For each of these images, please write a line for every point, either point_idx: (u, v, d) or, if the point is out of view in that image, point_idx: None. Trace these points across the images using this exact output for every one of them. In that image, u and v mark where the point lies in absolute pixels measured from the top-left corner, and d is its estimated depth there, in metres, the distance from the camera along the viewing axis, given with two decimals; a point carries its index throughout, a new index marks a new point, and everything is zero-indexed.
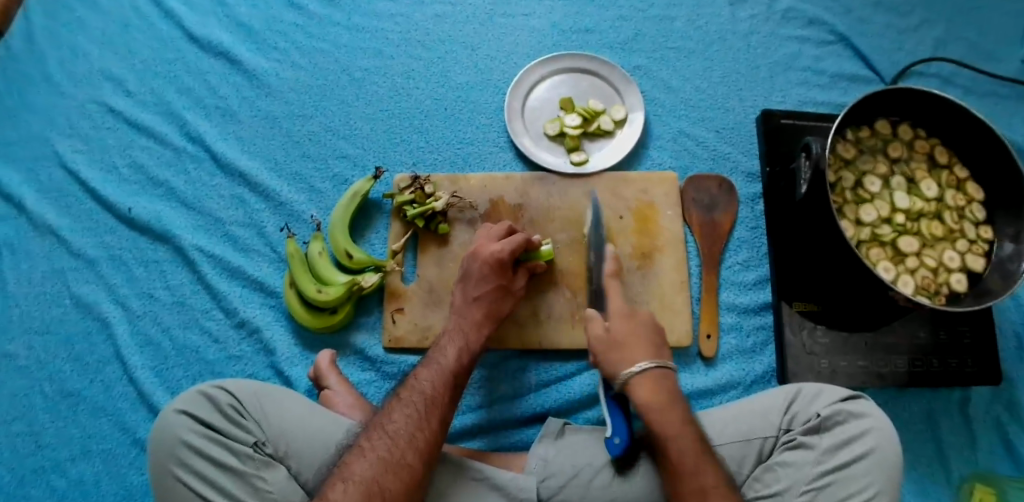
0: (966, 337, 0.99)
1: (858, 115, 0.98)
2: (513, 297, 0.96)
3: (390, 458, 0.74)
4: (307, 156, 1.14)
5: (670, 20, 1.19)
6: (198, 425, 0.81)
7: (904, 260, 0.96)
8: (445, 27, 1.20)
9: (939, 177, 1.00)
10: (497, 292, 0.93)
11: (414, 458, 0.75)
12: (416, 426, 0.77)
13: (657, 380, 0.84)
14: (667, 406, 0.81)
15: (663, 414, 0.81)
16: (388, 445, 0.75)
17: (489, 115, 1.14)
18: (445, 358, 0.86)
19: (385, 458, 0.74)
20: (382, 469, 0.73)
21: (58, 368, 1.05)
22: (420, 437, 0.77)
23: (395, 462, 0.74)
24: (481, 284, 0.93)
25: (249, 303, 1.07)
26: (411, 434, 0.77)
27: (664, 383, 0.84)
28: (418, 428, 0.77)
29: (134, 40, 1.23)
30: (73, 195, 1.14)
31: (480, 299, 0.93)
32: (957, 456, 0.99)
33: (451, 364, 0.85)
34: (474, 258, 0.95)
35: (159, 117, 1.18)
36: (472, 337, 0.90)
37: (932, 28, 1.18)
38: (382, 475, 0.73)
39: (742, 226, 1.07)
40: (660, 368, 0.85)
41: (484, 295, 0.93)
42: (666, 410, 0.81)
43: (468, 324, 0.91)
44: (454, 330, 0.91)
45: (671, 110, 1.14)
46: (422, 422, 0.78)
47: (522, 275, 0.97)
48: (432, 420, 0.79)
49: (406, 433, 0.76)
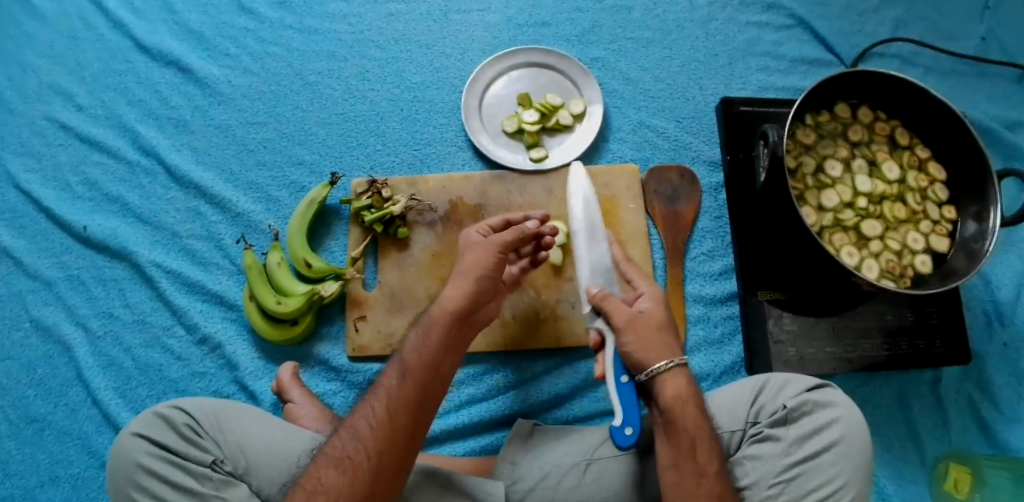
0: (933, 317, 0.98)
1: (817, 99, 0.97)
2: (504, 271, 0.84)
3: (334, 453, 0.72)
4: (263, 164, 1.11)
5: (627, 10, 1.17)
6: (153, 447, 0.79)
7: (867, 245, 0.95)
8: (399, 26, 1.18)
9: (900, 158, 0.99)
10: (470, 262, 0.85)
11: (359, 451, 0.72)
12: (363, 417, 0.74)
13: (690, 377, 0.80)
14: (698, 404, 0.78)
15: (689, 416, 0.76)
16: (337, 441, 0.74)
17: (446, 114, 1.12)
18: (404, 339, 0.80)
19: (331, 453, 0.73)
20: (326, 465, 0.72)
21: (19, 393, 1.03)
22: (365, 429, 0.73)
23: (340, 457, 0.72)
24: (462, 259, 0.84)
25: (210, 318, 1.05)
26: (355, 427, 0.74)
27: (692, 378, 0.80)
28: (365, 418, 0.74)
29: (83, 53, 1.20)
30: (27, 216, 1.11)
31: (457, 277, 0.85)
32: (930, 436, 0.98)
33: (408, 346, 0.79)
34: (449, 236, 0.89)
35: (112, 131, 1.15)
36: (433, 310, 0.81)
37: (892, 7, 1.16)
38: (326, 472, 0.71)
39: (706, 215, 1.06)
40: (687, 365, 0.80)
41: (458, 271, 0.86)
42: (698, 408, 0.78)
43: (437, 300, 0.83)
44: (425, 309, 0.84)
45: (631, 101, 1.12)
46: (369, 411, 0.74)
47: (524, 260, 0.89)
48: (380, 409, 0.74)
49: (351, 425, 0.74)
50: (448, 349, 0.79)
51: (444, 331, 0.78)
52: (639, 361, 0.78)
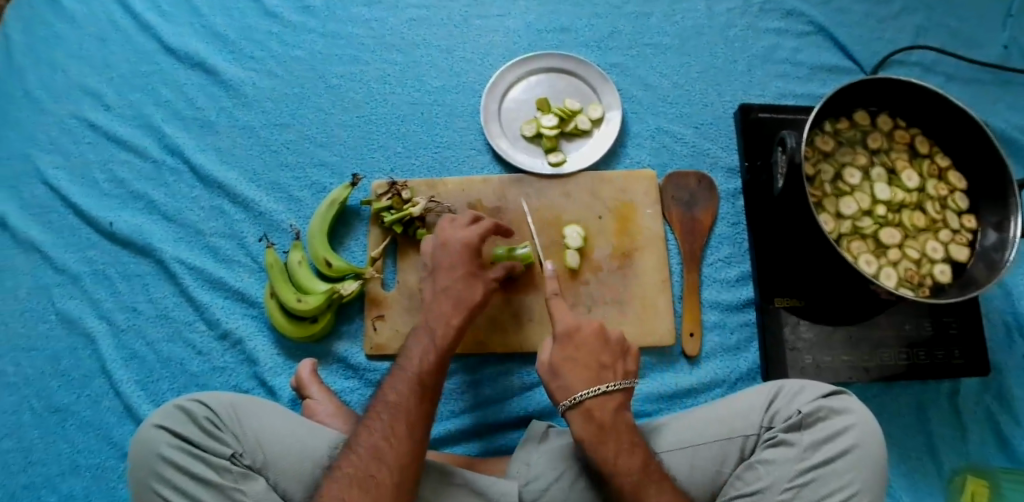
0: (952, 327, 0.98)
1: (836, 106, 0.97)
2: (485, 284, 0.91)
3: (356, 472, 0.73)
4: (286, 164, 1.14)
5: (647, 16, 1.18)
6: (174, 439, 0.80)
7: (886, 253, 0.95)
8: (420, 31, 1.19)
9: (920, 166, 0.99)
10: (467, 278, 0.89)
11: (381, 469, 0.73)
12: (381, 435, 0.76)
13: (598, 408, 0.83)
14: (610, 433, 0.82)
15: (605, 444, 0.81)
16: (355, 460, 0.74)
17: (466, 118, 1.14)
18: (410, 359, 0.83)
19: (352, 473, 0.73)
20: (348, 484, 0.72)
21: (44, 383, 1.06)
22: (386, 448, 0.75)
23: (362, 476, 0.72)
24: (450, 274, 0.90)
25: (231, 315, 1.07)
26: (374, 445, 0.75)
27: (603, 410, 0.84)
28: (384, 436, 0.75)
29: (111, 54, 1.23)
30: (55, 211, 1.14)
31: (449, 290, 0.88)
32: (946, 447, 0.98)
33: (417, 367, 0.82)
34: (443, 248, 0.91)
35: (138, 130, 1.18)
36: (439, 331, 0.86)
37: (912, 15, 1.16)
38: (348, 491, 0.71)
39: (723, 221, 1.06)
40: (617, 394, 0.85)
41: (453, 285, 0.89)
42: (609, 438, 0.82)
43: (433, 318, 0.87)
44: (420, 326, 0.87)
45: (650, 107, 1.13)
46: (388, 430, 0.76)
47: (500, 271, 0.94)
48: (399, 428, 0.76)
49: (369, 445, 0.75)
50: (446, 367, 0.84)
51: (444, 351, 0.84)
52: (563, 388, 0.85)
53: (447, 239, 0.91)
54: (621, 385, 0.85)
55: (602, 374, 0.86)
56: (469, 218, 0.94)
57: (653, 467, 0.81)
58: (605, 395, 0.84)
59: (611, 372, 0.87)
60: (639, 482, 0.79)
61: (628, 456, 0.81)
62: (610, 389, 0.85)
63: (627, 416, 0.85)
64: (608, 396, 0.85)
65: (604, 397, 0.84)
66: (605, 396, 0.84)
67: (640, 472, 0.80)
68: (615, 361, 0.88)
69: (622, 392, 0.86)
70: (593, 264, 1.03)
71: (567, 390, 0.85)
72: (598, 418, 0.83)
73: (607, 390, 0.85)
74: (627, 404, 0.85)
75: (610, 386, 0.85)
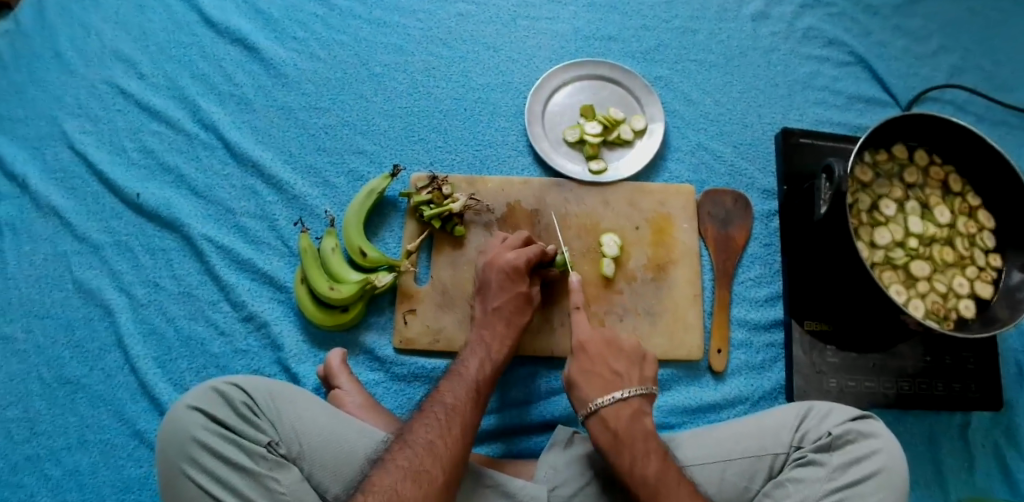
0: (969, 362, 1.01)
1: (878, 138, 0.99)
2: (532, 307, 0.96)
3: (410, 465, 0.74)
4: (323, 149, 1.12)
5: (693, 32, 1.19)
6: (210, 422, 0.78)
7: (915, 284, 0.98)
8: (468, 26, 1.19)
9: (952, 203, 1.01)
10: (516, 301, 0.94)
11: (435, 466, 0.75)
12: (437, 433, 0.78)
13: (614, 417, 0.83)
14: (626, 442, 0.81)
15: (619, 450, 0.81)
16: (409, 454, 0.75)
17: (508, 118, 1.14)
18: (468, 369, 0.88)
19: (406, 466, 0.74)
20: (402, 476, 0.73)
21: (57, 353, 1.03)
22: (441, 446, 0.76)
23: (416, 470, 0.74)
24: (500, 294, 0.94)
25: (257, 297, 1.05)
26: (430, 441, 0.76)
27: (619, 420, 0.83)
28: (439, 435, 0.77)
29: (147, 22, 1.20)
30: (78, 177, 1.11)
31: (500, 311, 0.93)
32: (955, 477, 0.99)
33: (475, 377, 0.86)
34: (489, 269, 0.95)
35: (171, 101, 1.16)
36: (495, 348, 0.91)
37: (948, 54, 1.19)
38: (402, 482, 0.72)
39: (756, 241, 1.08)
40: (636, 399, 0.85)
41: (504, 305, 0.94)
42: (624, 446, 0.81)
43: (489, 335, 0.92)
44: (476, 342, 0.92)
45: (691, 122, 1.14)
46: (444, 429, 0.78)
47: (538, 284, 0.98)
48: (454, 428, 0.79)
49: (425, 440, 0.77)
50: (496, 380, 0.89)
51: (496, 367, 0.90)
52: (582, 397, 0.86)
53: (494, 259, 0.96)
54: (635, 391, 0.86)
55: (617, 381, 0.87)
56: (519, 240, 0.99)
57: (671, 472, 0.79)
58: (621, 402, 0.84)
59: (625, 380, 0.87)
60: (657, 490, 0.78)
61: (644, 464, 0.79)
62: (625, 396, 0.85)
63: (644, 425, 0.84)
64: (625, 403, 0.84)
65: (618, 404, 0.84)
66: (619, 403, 0.84)
67: (656, 477, 0.78)
68: (630, 369, 0.89)
69: (638, 399, 0.86)
70: (628, 274, 1.03)
71: (585, 402, 0.86)
72: (614, 427, 0.83)
73: (623, 397, 0.85)
74: (643, 411, 0.85)
75: (625, 394, 0.85)
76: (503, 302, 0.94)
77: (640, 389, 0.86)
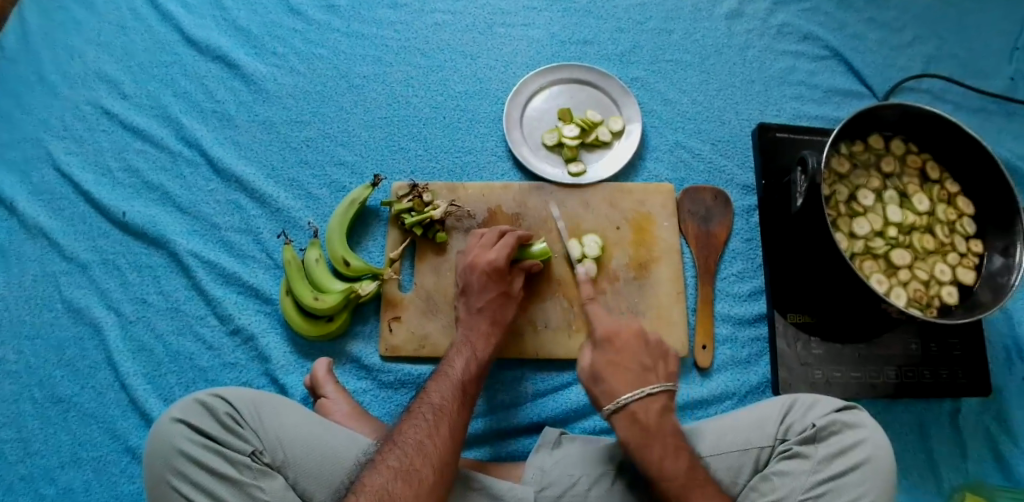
0: (956, 349, 1.01)
1: (852, 130, 1.00)
2: (514, 302, 0.98)
3: (399, 466, 0.75)
4: (305, 162, 1.13)
5: (667, 33, 1.21)
6: (194, 434, 0.79)
7: (896, 273, 0.98)
8: (444, 36, 1.20)
9: (931, 191, 1.01)
10: (498, 298, 0.96)
11: (424, 465, 0.76)
12: (425, 432, 0.79)
13: (643, 411, 0.82)
14: (655, 438, 0.81)
15: (648, 446, 0.80)
16: (399, 455, 0.76)
17: (487, 124, 1.15)
18: (453, 369, 0.88)
19: (395, 466, 0.75)
20: (393, 477, 0.74)
21: (48, 372, 1.03)
22: (430, 444, 0.78)
23: (406, 469, 0.75)
24: (482, 294, 0.95)
25: (244, 310, 1.05)
26: (419, 442, 0.77)
27: (648, 413, 0.82)
28: (427, 433, 0.78)
29: (130, 43, 1.22)
30: (65, 199, 1.13)
31: (484, 308, 0.95)
32: (947, 465, 0.99)
33: (460, 375, 0.87)
34: (472, 270, 0.96)
35: (155, 120, 1.17)
36: (480, 347, 0.92)
37: (923, 44, 1.20)
38: (393, 482, 0.73)
39: (738, 237, 1.08)
40: (665, 394, 0.84)
41: (487, 305, 0.95)
42: (654, 440, 0.80)
43: (475, 335, 0.93)
44: (461, 341, 0.93)
45: (669, 122, 1.15)
46: (432, 428, 0.79)
47: (519, 279, 0.99)
48: (442, 426, 0.80)
49: (414, 440, 0.78)
50: (481, 377, 0.90)
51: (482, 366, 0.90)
52: (608, 389, 0.85)
53: (474, 259, 0.97)
54: (663, 386, 0.84)
55: (647, 376, 0.85)
56: (494, 236, 0.99)
57: (698, 470, 0.79)
58: (651, 397, 0.83)
59: (653, 374, 0.86)
60: (685, 486, 0.77)
61: (673, 460, 0.79)
62: (653, 391, 0.83)
63: (672, 421, 0.83)
64: (652, 398, 0.83)
65: (648, 399, 0.83)
66: (648, 399, 0.83)
67: (685, 476, 0.78)
68: (657, 363, 0.87)
69: (665, 394, 0.84)
70: (610, 274, 1.04)
71: (611, 394, 0.84)
72: (643, 422, 0.82)
73: (650, 392, 0.83)
74: (670, 407, 0.84)
75: (653, 388, 0.84)
76: (485, 298, 0.95)
77: (669, 384, 0.85)
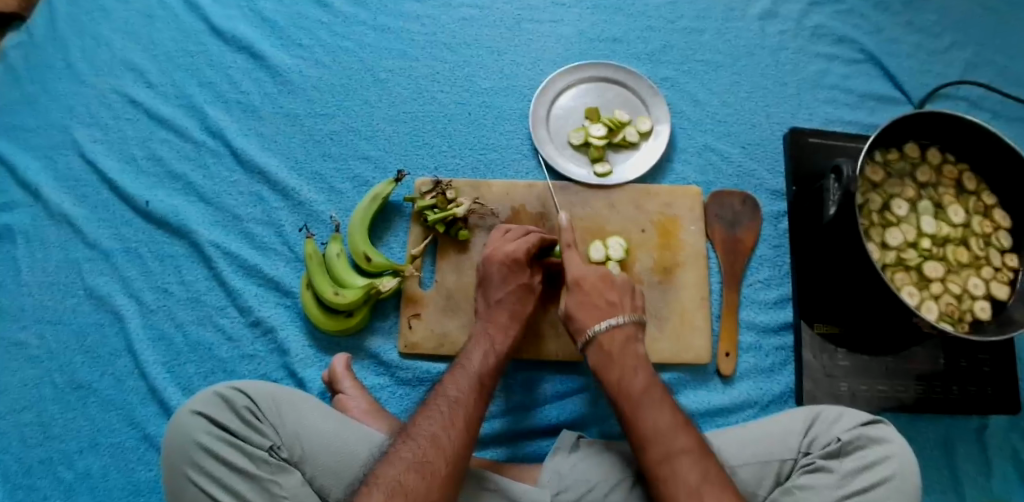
0: (985, 366, 0.99)
1: (888, 138, 0.97)
2: (535, 296, 0.96)
3: (413, 457, 0.75)
4: (329, 155, 1.13)
5: (698, 32, 1.18)
6: (213, 427, 0.79)
7: (928, 286, 0.95)
8: (472, 31, 1.19)
9: (966, 203, 0.99)
10: (518, 291, 0.94)
11: (437, 457, 0.75)
12: (440, 425, 0.78)
13: (608, 340, 0.87)
14: (617, 362, 0.85)
15: (609, 369, 0.85)
16: (413, 446, 0.76)
17: (513, 121, 1.14)
18: (471, 361, 0.87)
19: (408, 458, 0.75)
20: (406, 468, 0.73)
21: (69, 358, 1.04)
22: (445, 438, 0.77)
23: (420, 461, 0.74)
24: (502, 286, 0.94)
25: (264, 303, 1.05)
26: (434, 434, 0.77)
27: (613, 342, 0.87)
28: (441, 425, 0.78)
29: (157, 31, 1.21)
30: (90, 185, 1.13)
31: (503, 302, 0.93)
32: (972, 483, 0.96)
33: (477, 368, 0.86)
34: (490, 262, 0.95)
35: (180, 110, 1.17)
36: (499, 340, 0.91)
37: (961, 50, 1.17)
38: (406, 474, 0.73)
39: (765, 243, 1.06)
40: (630, 325, 0.88)
41: (506, 297, 0.94)
42: (614, 364, 0.85)
43: (493, 327, 0.92)
44: (480, 333, 0.92)
45: (698, 124, 1.13)
46: (447, 420, 0.79)
47: (540, 273, 0.98)
48: (458, 419, 0.79)
49: (429, 432, 0.77)
50: (500, 371, 0.89)
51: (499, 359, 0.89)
52: (578, 324, 0.90)
53: (495, 252, 0.96)
54: (629, 317, 0.89)
55: (615, 309, 0.90)
56: (519, 232, 0.99)
57: (655, 389, 0.82)
58: (615, 327, 0.88)
59: (619, 308, 0.90)
60: (639, 400, 0.81)
61: (630, 379, 0.83)
62: (619, 321, 0.88)
63: (636, 348, 0.87)
64: (617, 328, 0.88)
65: (614, 330, 0.88)
66: (613, 329, 0.87)
67: (639, 392, 0.82)
68: (624, 298, 0.91)
69: (632, 325, 0.89)
70: (634, 278, 1.02)
71: (581, 330, 0.89)
72: (608, 350, 0.87)
73: (617, 323, 0.88)
74: (635, 337, 0.88)
75: (618, 320, 0.88)
76: (501, 293, 0.94)
77: (634, 317, 0.89)
